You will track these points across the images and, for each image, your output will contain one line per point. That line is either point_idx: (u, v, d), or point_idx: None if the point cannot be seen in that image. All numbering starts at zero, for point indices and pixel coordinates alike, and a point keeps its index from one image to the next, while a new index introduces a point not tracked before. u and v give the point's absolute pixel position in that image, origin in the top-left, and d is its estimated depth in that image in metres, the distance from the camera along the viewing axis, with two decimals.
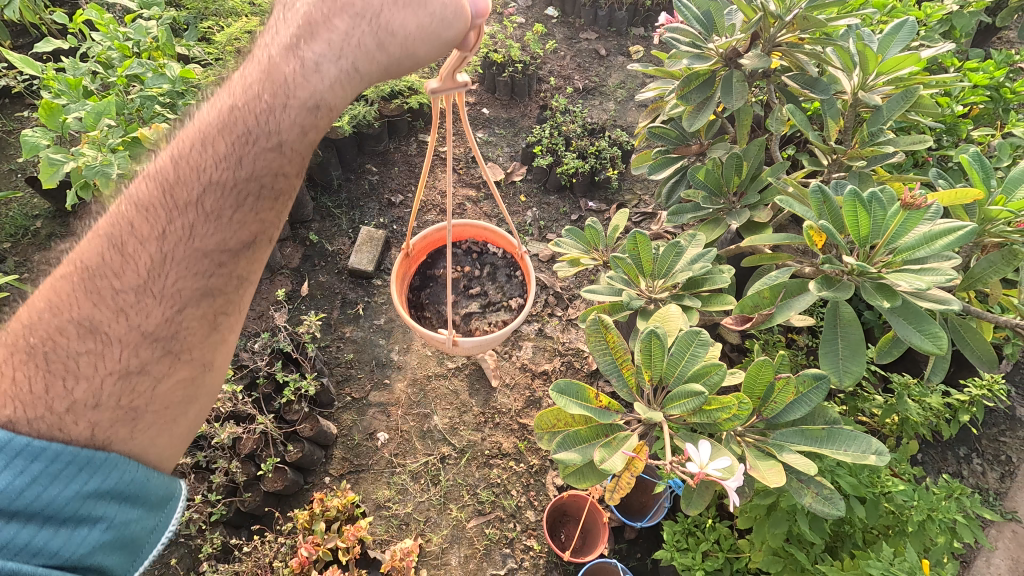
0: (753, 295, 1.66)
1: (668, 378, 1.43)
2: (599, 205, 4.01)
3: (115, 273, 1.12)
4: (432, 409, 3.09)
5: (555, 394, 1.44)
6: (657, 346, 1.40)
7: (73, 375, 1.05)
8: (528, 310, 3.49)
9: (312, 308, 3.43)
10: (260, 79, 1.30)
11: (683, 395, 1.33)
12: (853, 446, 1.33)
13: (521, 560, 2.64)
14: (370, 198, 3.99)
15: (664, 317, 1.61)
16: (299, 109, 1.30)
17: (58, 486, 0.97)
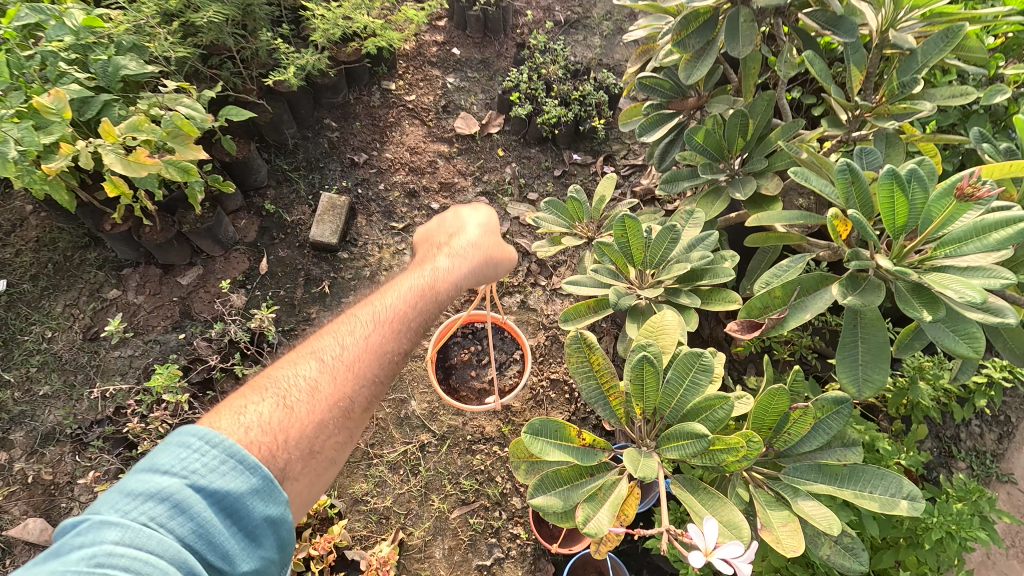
0: (760, 296, 1.41)
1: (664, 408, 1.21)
2: (584, 157, 3.65)
3: (340, 348, 1.46)
4: (409, 394, 2.90)
5: (530, 438, 1.20)
6: (648, 375, 1.16)
7: (293, 412, 1.28)
8: (509, 280, 3.21)
9: (272, 287, 3.14)
10: (429, 275, 1.75)
11: (682, 435, 1.12)
12: (878, 486, 1.23)
13: (508, 550, 2.56)
14: (331, 158, 3.59)
15: (659, 330, 1.34)
16: (451, 287, 1.76)
17: (264, 501, 1.12)
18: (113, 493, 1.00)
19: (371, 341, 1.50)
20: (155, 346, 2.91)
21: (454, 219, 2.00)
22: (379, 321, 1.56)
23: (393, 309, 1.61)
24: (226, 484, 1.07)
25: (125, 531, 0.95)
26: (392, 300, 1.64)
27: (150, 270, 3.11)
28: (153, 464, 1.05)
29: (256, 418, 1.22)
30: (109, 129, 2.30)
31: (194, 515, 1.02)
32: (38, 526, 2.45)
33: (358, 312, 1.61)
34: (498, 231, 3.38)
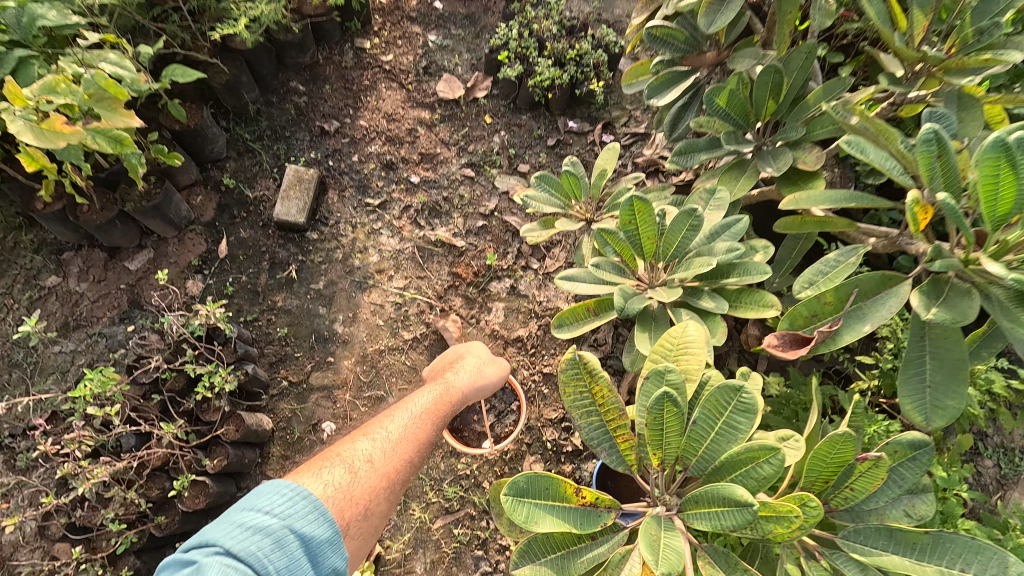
0: (808, 303, 1.23)
1: (689, 455, 1.01)
2: (581, 125, 3.28)
3: (389, 431, 1.71)
4: (386, 390, 2.63)
5: (520, 504, 1.14)
6: (675, 418, 0.94)
7: (359, 478, 1.50)
8: (497, 263, 2.90)
9: (233, 273, 2.82)
10: (444, 391, 2.00)
11: (720, 502, 0.93)
12: (973, 557, 1.10)
13: (495, 563, 2.34)
14: (298, 126, 3.21)
15: (680, 350, 1.10)
16: (467, 391, 2.05)
17: (334, 553, 1.33)
18: (223, 527, 1.22)
19: (413, 430, 1.75)
20: (100, 340, 2.60)
21: (472, 348, 2.37)
22: (420, 413, 1.83)
23: (431, 405, 1.89)
24: (313, 529, 1.30)
25: (238, 556, 1.17)
26: (424, 400, 1.90)
27: (94, 254, 2.77)
28: (256, 507, 1.28)
29: (333, 479, 1.45)
30: (16, 90, 1.90)
31: (289, 554, 1.24)
32: None
33: (401, 403, 1.88)
34: (485, 208, 3.05)
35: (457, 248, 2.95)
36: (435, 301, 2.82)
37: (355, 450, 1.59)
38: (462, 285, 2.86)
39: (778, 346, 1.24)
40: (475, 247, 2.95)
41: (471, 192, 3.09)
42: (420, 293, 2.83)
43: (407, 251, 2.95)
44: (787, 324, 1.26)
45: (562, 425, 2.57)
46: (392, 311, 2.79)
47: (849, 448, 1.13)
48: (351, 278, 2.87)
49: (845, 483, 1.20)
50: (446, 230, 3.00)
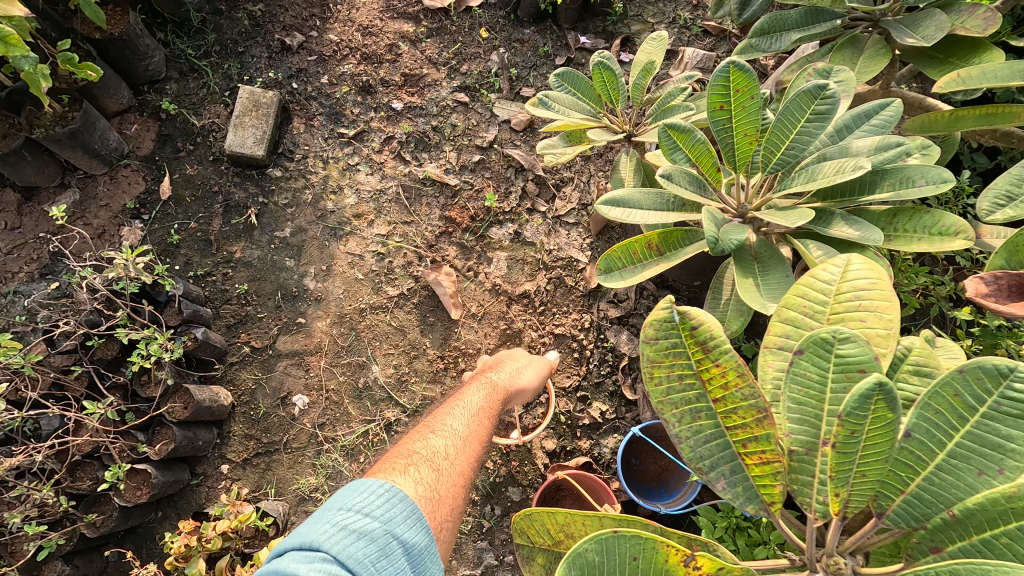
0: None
1: (900, 487, 0.80)
2: (595, 41, 2.73)
3: (457, 428, 1.40)
4: (369, 356, 2.20)
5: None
6: (883, 427, 0.74)
7: (444, 476, 1.24)
8: (498, 206, 2.43)
9: (179, 218, 2.33)
10: (499, 384, 1.61)
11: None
12: None
13: (502, 554, 2.00)
14: (254, 41, 2.63)
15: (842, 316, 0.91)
16: (520, 389, 1.67)
17: (434, 567, 1.07)
18: (319, 529, 0.98)
19: (478, 427, 1.43)
20: (17, 300, 2.14)
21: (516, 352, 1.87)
22: (478, 410, 1.47)
23: (488, 400, 1.52)
24: (416, 535, 1.05)
25: (344, 566, 0.93)
26: (480, 396, 1.52)
27: (5, 195, 2.25)
28: (348, 506, 1.03)
29: (420, 476, 1.20)
30: None
31: (395, 564, 1.00)
32: None
33: (454, 399, 1.53)
34: (482, 140, 2.54)
35: (450, 187, 2.46)
36: (425, 251, 2.36)
37: (430, 446, 1.31)
38: (456, 231, 2.40)
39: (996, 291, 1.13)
40: (471, 186, 2.47)
41: (465, 121, 2.58)
42: (406, 241, 2.37)
43: (389, 191, 2.46)
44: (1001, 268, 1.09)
45: (579, 394, 2.19)
46: (373, 263, 2.33)
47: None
48: (323, 224, 2.39)
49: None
50: (436, 165, 2.51)
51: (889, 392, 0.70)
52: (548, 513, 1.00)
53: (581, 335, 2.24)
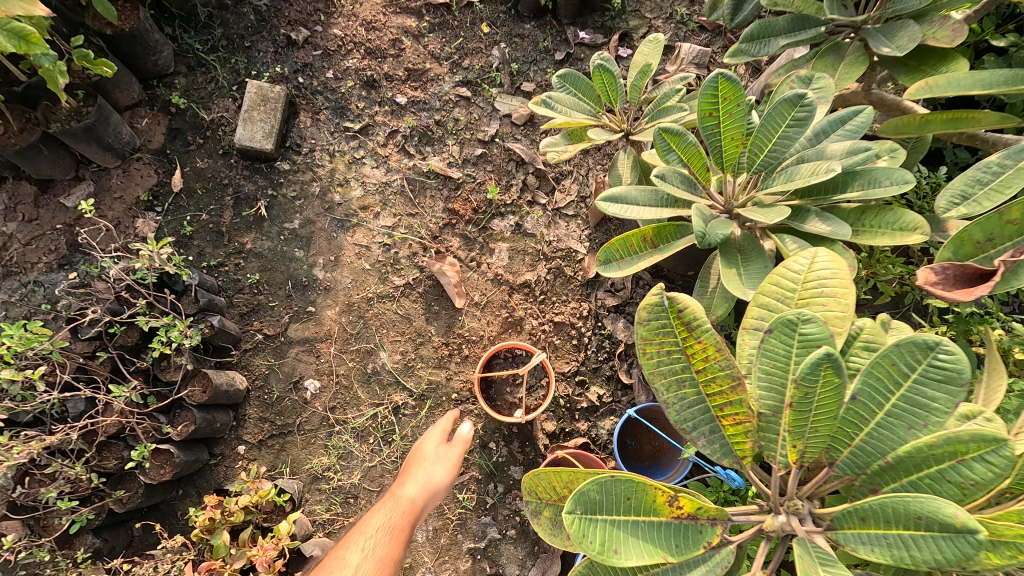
0: (985, 225, 1.12)
1: (847, 440, 0.89)
2: (593, 36, 2.80)
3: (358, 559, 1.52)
4: (376, 343, 2.30)
5: (592, 520, 0.92)
6: (832, 390, 0.83)
7: None
8: (499, 198, 2.51)
9: (192, 209, 2.41)
10: (403, 505, 1.68)
11: (912, 516, 0.78)
12: None
13: (505, 529, 2.11)
14: (260, 35, 2.68)
15: (805, 294, 1.03)
16: (428, 494, 1.73)
17: None
18: None
19: (381, 555, 1.55)
20: (37, 289, 2.22)
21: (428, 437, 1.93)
22: (380, 534, 1.59)
23: (392, 523, 1.62)
24: None
25: None
26: (385, 519, 1.64)
27: (21, 188, 2.32)
28: None
29: None
30: None
31: None
32: None
33: (357, 527, 1.65)
34: (484, 134, 2.62)
35: (453, 180, 2.55)
36: (430, 242, 2.45)
37: None
38: (460, 223, 2.49)
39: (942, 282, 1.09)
40: (473, 179, 2.55)
41: (467, 115, 2.65)
42: (411, 233, 2.46)
43: (394, 184, 2.54)
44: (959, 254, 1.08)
45: (577, 378, 2.30)
46: (379, 254, 2.42)
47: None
48: (331, 216, 2.47)
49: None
50: (439, 159, 2.58)
51: (836, 361, 0.80)
52: (554, 471, 1.10)
53: (579, 323, 2.34)
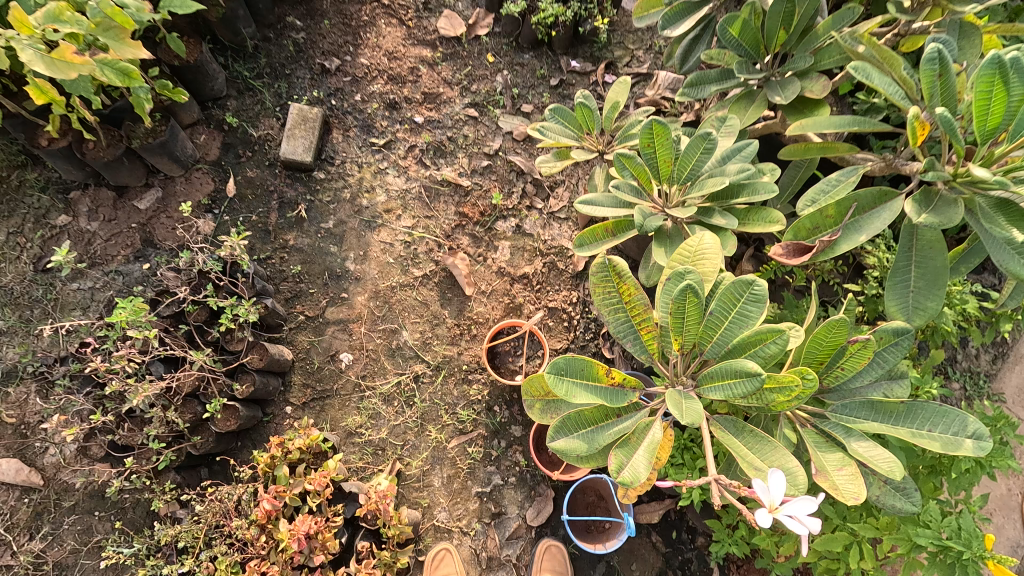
0: (813, 218, 1.46)
1: (707, 339, 1.22)
2: (583, 64, 3.26)
3: None
4: (400, 323, 2.74)
5: (555, 376, 1.28)
6: (694, 306, 1.16)
7: None
8: (503, 203, 2.97)
9: (243, 212, 2.85)
10: None
11: (735, 372, 1.10)
12: (939, 423, 1.26)
13: (507, 476, 2.55)
14: (298, 64, 3.11)
15: (697, 257, 1.33)
16: None
17: None
18: None
19: None
20: (117, 278, 2.66)
21: None
22: None
23: None
24: None
25: None
26: None
27: (102, 193, 2.75)
28: None
29: None
30: (23, 17, 1.85)
31: None
32: (14, 467, 2.34)
33: None
34: (489, 148, 3.07)
35: (463, 188, 3.00)
36: (443, 240, 2.89)
37: None
38: (469, 224, 2.94)
39: (784, 255, 1.54)
40: (480, 187, 3.00)
41: (475, 132, 3.10)
42: (428, 232, 2.90)
43: (414, 190, 2.99)
44: (793, 237, 1.49)
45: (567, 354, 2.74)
46: (401, 250, 2.87)
47: (842, 331, 1.25)
48: (360, 217, 2.92)
49: (837, 363, 1.33)
50: (451, 169, 3.04)
51: (694, 288, 1.13)
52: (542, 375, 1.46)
53: (569, 308, 2.80)
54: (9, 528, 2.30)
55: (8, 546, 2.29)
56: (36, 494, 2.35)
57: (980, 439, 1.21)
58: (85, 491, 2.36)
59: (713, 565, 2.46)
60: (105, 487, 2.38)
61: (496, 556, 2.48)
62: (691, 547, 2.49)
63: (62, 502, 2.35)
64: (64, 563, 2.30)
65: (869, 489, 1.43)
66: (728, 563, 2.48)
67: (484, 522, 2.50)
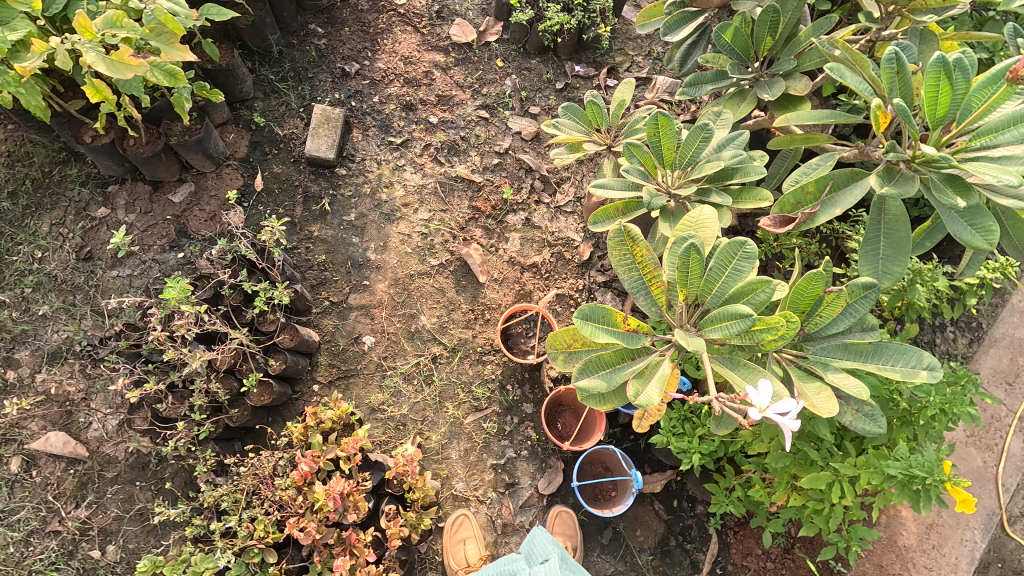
0: (795, 194, 1.69)
1: (707, 291, 1.46)
2: (587, 69, 3.48)
3: None
4: (418, 309, 2.93)
5: (582, 321, 1.53)
6: (698, 262, 1.40)
7: None
8: (513, 197, 3.17)
9: (271, 206, 3.02)
10: None
11: (731, 315, 1.35)
12: (901, 359, 1.51)
13: (520, 449, 2.75)
14: (320, 68, 3.28)
15: (697, 226, 1.56)
16: None
17: None
18: None
19: None
20: (153, 266, 2.83)
21: None
22: None
23: None
24: None
25: None
26: None
27: (138, 187, 2.91)
28: None
29: None
30: (86, 23, 2.05)
31: None
32: (61, 440, 2.50)
33: None
34: (500, 147, 3.27)
35: (476, 183, 3.19)
36: (458, 232, 3.08)
37: None
38: (482, 217, 3.13)
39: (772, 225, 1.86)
40: (491, 183, 3.20)
41: (486, 132, 3.30)
42: (444, 225, 3.09)
43: (430, 186, 3.17)
44: (779, 210, 1.73)
45: None
46: (419, 241, 3.05)
47: (820, 284, 1.48)
48: (379, 211, 3.10)
49: (816, 312, 1.55)
50: (465, 166, 3.23)
51: (697, 246, 1.37)
52: (567, 330, 1.66)
53: (576, 295, 3.01)
54: (57, 497, 2.47)
55: (56, 513, 2.46)
56: (82, 465, 2.52)
57: (932, 369, 1.47)
58: (127, 463, 2.54)
59: (711, 530, 2.66)
60: (145, 459, 2.55)
61: (510, 523, 2.67)
62: (691, 514, 2.68)
63: (105, 472, 2.52)
64: (108, 529, 2.48)
65: (845, 423, 1.64)
66: (725, 528, 2.67)
67: (498, 492, 2.69)
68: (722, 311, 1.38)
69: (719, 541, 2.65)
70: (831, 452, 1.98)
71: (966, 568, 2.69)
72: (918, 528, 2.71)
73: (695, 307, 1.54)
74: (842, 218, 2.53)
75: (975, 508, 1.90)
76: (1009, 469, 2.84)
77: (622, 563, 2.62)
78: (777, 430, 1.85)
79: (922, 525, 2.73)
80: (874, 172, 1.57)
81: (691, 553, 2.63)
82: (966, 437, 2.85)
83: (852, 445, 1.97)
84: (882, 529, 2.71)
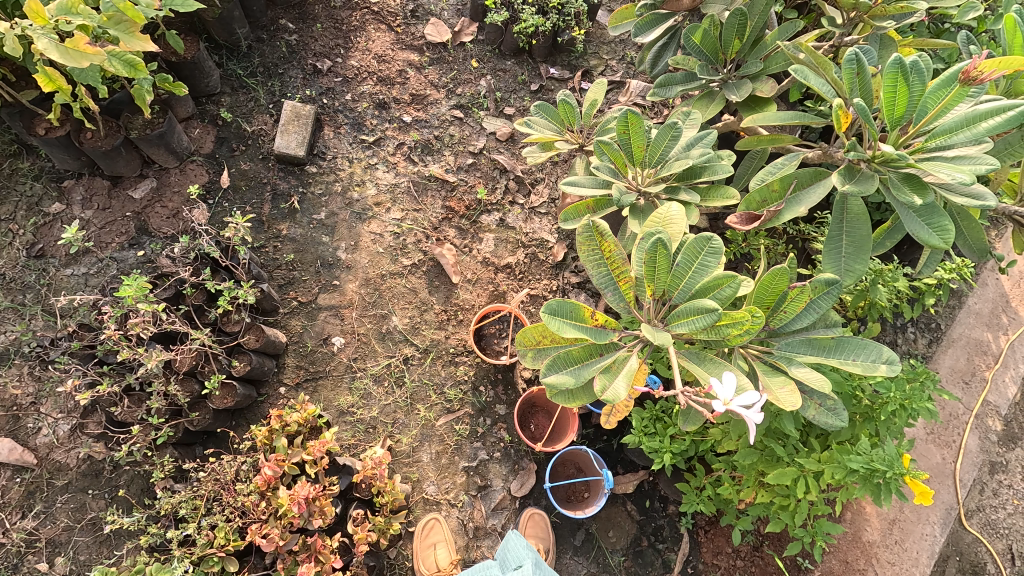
0: (761, 191, 1.71)
1: (674, 286, 1.47)
2: (561, 72, 3.49)
3: None
4: (390, 310, 2.88)
5: (550, 316, 1.52)
6: (663, 257, 1.41)
7: None
8: (487, 198, 3.15)
9: (238, 203, 2.94)
10: None
11: (697, 310, 1.37)
12: (860, 353, 1.55)
13: (493, 451, 2.73)
14: (290, 64, 3.21)
15: (665, 222, 1.57)
16: None
17: None
18: None
19: None
20: (111, 264, 2.71)
21: None
22: None
23: None
24: None
25: None
26: None
27: (96, 182, 2.79)
28: None
29: None
30: (39, 8, 1.92)
31: None
32: (6, 446, 2.36)
33: None
34: (474, 147, 3.25)
35: (450, 183, 3.16)
36: (431, 232, 3.04)
37: None
38: (455, 217, 3.10)
39: (739, 224, 1.94)
40: (465, 182, 3.17)
41: (460, 132, 3.27)
42: (416, 224, 3.05)
43: (403, 185, 3.12)
44: (745, 208, 1.75)
45: None
46: (391, 240, 3.00)
47: (784, 280, 1.50)
48: (351, 210, 3.03)
49: (780, 307, 1.57)
50: (439, 166, 3.19)
51: (663, 241, 1.38)
52: (536, 327, 1.65)
53: (549, 295, 3.01)
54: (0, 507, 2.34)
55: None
56: (29, 474, 2.39)
57: (889, 364, 1.51)
58: (79, 470, 2.42)
59: (682, 530, 2.67)
60: (99, 466, 2.44)
61: (482, 527, 2.63)
62: (662, 514, 2.69)
63: (55, 480, 2.40)
64: (57, 540, 2.35)
65: (809, 418, 1.67)
66: (695, 527, 2.70)
67: (470, 494, 2.66)
68: (689, 305, 1.39)
69: (689, 541, 2.67)
70: (796, 448, 2.02)
71: (926, 562, 2.76)
72: (881, 524, 2.78)
73: (662, 303, 1.54)
74: (808, 219, 2.59)
75: (932, 500, 1.96)
76: (966, 465, 2.94)
77: (595, 564, 2.61)
78: (745, 428, 1.86)
79: (885, 520, 2.80)
80: (835, 172, 1.61)
81: (662, 552, 2.64)
82: (926, 434, 2.94)
83: (816, 442, 2.02)
84: (847, 525, 2.77)
